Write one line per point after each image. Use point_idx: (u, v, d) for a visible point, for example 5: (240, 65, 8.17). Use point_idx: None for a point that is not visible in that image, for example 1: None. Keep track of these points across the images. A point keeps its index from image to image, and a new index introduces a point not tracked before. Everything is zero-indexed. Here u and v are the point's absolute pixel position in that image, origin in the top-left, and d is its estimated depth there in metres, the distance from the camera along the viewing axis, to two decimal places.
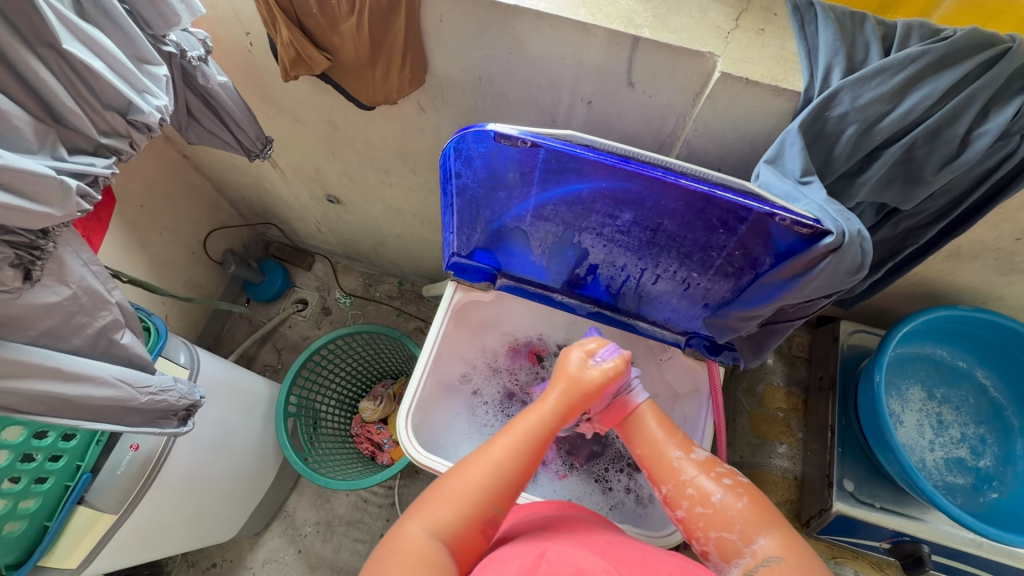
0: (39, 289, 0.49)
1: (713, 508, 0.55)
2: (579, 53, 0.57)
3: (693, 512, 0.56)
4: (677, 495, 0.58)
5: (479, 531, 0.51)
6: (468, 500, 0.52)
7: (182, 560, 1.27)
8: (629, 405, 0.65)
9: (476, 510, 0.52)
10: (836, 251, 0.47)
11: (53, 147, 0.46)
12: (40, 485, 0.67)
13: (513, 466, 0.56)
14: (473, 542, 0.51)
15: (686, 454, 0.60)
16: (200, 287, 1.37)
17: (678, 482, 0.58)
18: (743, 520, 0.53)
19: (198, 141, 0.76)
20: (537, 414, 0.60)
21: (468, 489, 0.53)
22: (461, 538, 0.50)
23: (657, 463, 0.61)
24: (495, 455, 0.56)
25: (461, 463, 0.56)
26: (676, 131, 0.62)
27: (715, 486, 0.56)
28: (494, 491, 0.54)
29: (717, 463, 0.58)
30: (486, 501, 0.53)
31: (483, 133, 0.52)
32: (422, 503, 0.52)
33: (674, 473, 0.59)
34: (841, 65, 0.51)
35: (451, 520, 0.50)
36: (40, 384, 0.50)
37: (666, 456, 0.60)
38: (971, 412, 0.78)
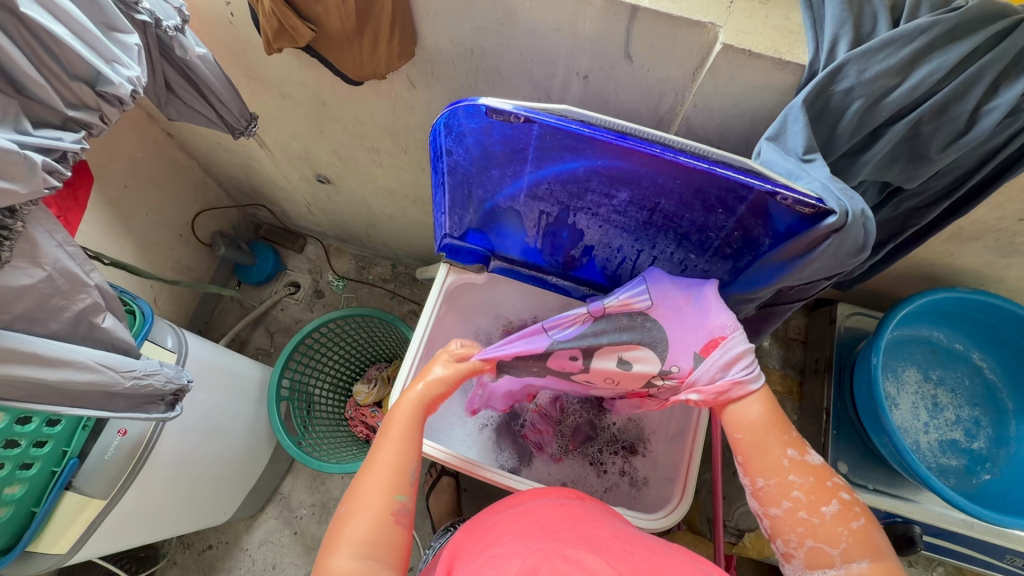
0: (11, 271, 0.47)
1: (820, 519, 0.47)
2: (574, 25, 0.55)
3: (792, 515, 0.49)
4: (779, 492, 0.49)
5: (395, 525, 0.49)
6: (372, 505, 0.50)
7: (177, 543, 1.27)
8: (739, 392, 0.54)
9: (384, 509, 0.50)
10: (839, 232, 0.45)
11: (15, 119, 0.43)
12: (25, 471, 0.65)
13: (405, 456, 0.54)
14: (398, 540, 0.49)
15: (799, 455, 0.51)
16: (188, 269, 1.34)
17: (784, 481, 0.49)
18: (851, 540, 0.46)
19: (179, 117, 0.73)
20: (406, 407, 0.58)
21: (372, 494, 0.50)
22: (382, 540, 0.48)
23: (759, 454, 0.51)
24: (388, 458, 0.54)
25: (357, 480, 0.53)
26: (675, 107, 0.60)
27: (832, 500, 0.48)
28: (389, 484, 0.51)
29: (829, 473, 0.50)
30: (389, 496, 0.50)
31: (474, 108, 0.50)
32: (335, 531, 0.49)
33: (778, 470, 0.50)
34: (848, 36, 0.49)
35: (367, 533, 0.48)
36: (18, 369, 0.49)
37: (772, 447, 0.51)
38: (966, 394, 0.78)
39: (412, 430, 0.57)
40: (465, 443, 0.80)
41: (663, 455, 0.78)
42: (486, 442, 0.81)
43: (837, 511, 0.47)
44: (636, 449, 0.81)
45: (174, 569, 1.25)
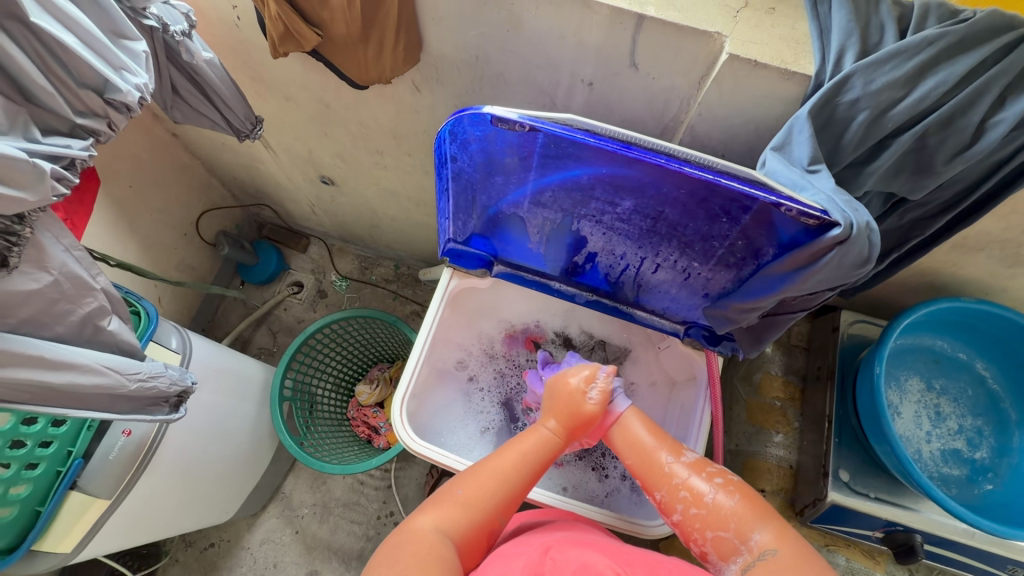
0: (18, 276, 0.47)
1: (707, 508, 0.54)
2: (579, 32, 0.55)
3: (688, 514, 0.56)
4: (671, 500, 0.57)
5: (485, 537, 0.54)
6: (477, 509, 0.55)
7: (179, 540, 1.28)
8: (610, 415, 0.65)
9: (484, 515, 0.55)
10: (843, 244, 0.45)
11: (24, 127, 0.44)
12: (30, 471, 0.66)
13: (523, 478, 0.59)
14: (478, 543, 0.54)
15: (676, 458, 0.60)
16: (192, 269, 1.34)
17: (672, 487, 0.58)
18: (737, 518, 0.52)
19: (184, 120, 0.73)
20: (537, 437, 0.62)
21: (479, 493, 0.56)
22: (470, 540, 0.53)
23: (650, 472, 0.60)
24: (507, 468, 0.59)
25: (472, 470, 0.59)
26: (680, 115, 0.60)
27: (705, 487, 0.56)
28: (497, 497, 0.57)
29: (708, 462, 0.58)
30: (491, 509, 0.56)
31: (479, 116, 0.50)
32: (436, 499, 0.56)
33: (666, 479, 0.58)
34: (855, 47, 0.49)
35: (459, 521, 0.53)
36: (23, 372, 0.49)
37: (656, 461, 0.60)
38: (969, 403, 0.77)
39: (535, 467, 0.60)
40: (465, 447, 0.79)
41: None
42: (488, 445, 0.79)
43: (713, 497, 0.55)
44: None
45: (176, 567, 1.26)
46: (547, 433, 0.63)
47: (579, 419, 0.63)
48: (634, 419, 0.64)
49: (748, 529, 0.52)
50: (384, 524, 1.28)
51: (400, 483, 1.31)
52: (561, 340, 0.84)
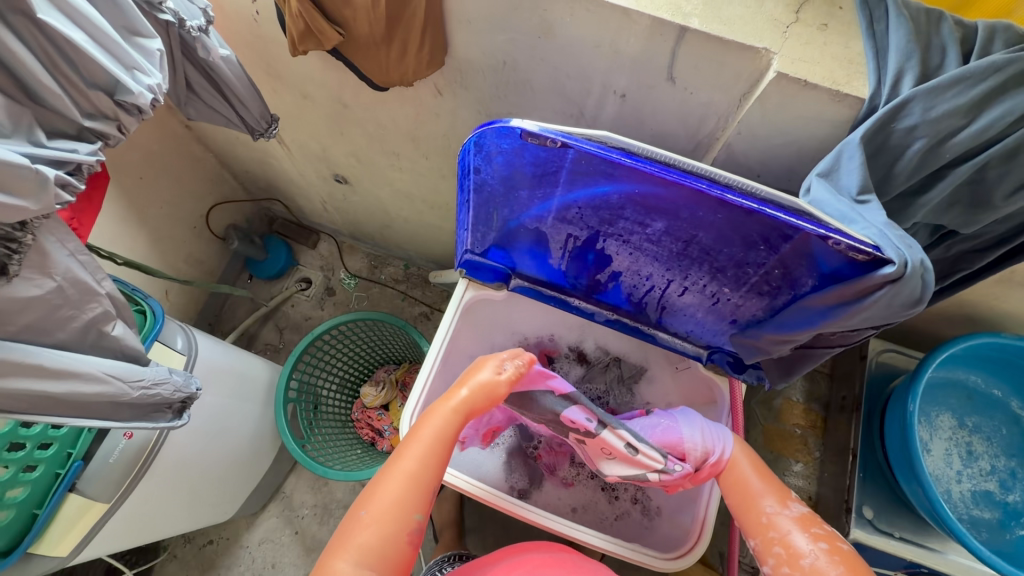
0: (18, 282, 0.45)
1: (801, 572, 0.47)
2: (616, 42, 0.52)
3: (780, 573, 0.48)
4: (764, 551, 0.50)
5: (405, 544, 0.50)
6: (387, 519, 0.50)
7: (178, 536, 1.27)
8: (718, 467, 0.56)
9: (397, 526, 0.50)
10: (896, 283, 0.42)
11: (28, 130, 0.41)
12: (28, 473, 0.64)
13: (430, 469, 0.53)
14: (402, 556, 0.50)
15: (779, 508, 0.51)
16: (201, 262, 1.33)
17: (766, 538, 0.50)
18: None
19: (198, 116, 0.71)
20: (442, 416, 0.56)
21: (388, 508, 0.50)
22: (389, 558, 0.49)
23: (745, 515, 0.53)
24: (410, 465, 0.53)
25: (376, 480, 0.53)
26: (716, 132, 0.56)
27: (805, 548, 0.48)
28: (408, 502, 0.51)
29: (816, 520, 0.50)
30: (405, 513, 0.50)
31: (507, 130, 0.47)
32: (345, 531, 0.50)
33: (762, 528, 0.51)
34: (914, 70, 0.46)
35: (373, 545, 0.48)
36: (22, 382, 0.47)
37: (755, 507, 0.52)
38: (1003, 443, 0.74)
39: (437, 453, 0.54)
40: (474, 463, 0.77)
41: (678, 484, 0.76)
42: (496, 462, 0.78)
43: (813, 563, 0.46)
44: None
45: (174, 562, 1.25)
46: (441, 413, 0.57)
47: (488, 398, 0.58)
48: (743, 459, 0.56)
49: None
50: None
51: None
52: (575, 355, 0.80)
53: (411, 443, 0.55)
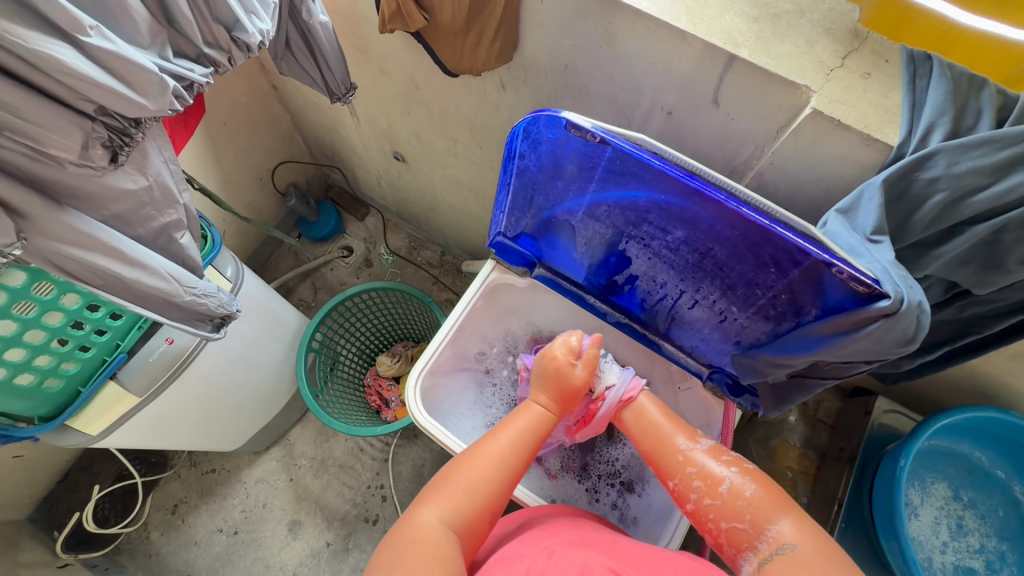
0: (121, 174, 0.52)
1: (721, 498, 0.56)
2: (669, 61, 0.56)
3: (702, 503, 0.57)
4: (685, 488, 0.59)
5: (485, 518, 0.57)
6: (476, 491, 0.57)
7: (185, 459, 1.35)
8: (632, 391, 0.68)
9: (482, 500, 0.57)
10: (889, 317, 0.44)
11: (160, 46, 0.48)
12: (82, 352, 0.72)
13: (516, 457, 0.62)
14: (479, 531, 0.56)
15: (692, 445, 0.61)
16: (259, 212, 1.43)
17: (685, 475, 0.59)
18: (754, 509, 0.53)
19: (288, 72, 0.79)
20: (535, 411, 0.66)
21: (477, 481, 0.58)
22: (472, 527, 0.55)
23: (664, 459, 0.62)
24: (500, 447, 0.62)
25: (468, 452, 0.61)
26: (751, 160, 0.60)
27: (723, 475, 0.57)
28: (496, 482, 0.59)
29: (724, 449, 0.59)
30: (491, 491, 0.58)
31: (555, 119, 0.52)
32: (435, 490, 0.57)
33: (680, 467, 0.60)
34: (944, 127, 0.48)
35: (463, 510, 0.55)
36: (102, 260, 0.53)
37: (672, 448, 0.62)
38: (997, 525, 0.77)
39: (526, 445, 0.63)
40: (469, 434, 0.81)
41: (659, 498, 0.78)
42: None
43: (735, 488, 0.55)
44: (634, 487, 0.81)
45: (176, 482, 1.33)
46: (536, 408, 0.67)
47: (568, 390, 0.67)
48: (652, 404, 0.67)
49: (765, 521, 0.52)
50: (371, 495, 1.31)
51: (396, 459, 1.34)
52: None
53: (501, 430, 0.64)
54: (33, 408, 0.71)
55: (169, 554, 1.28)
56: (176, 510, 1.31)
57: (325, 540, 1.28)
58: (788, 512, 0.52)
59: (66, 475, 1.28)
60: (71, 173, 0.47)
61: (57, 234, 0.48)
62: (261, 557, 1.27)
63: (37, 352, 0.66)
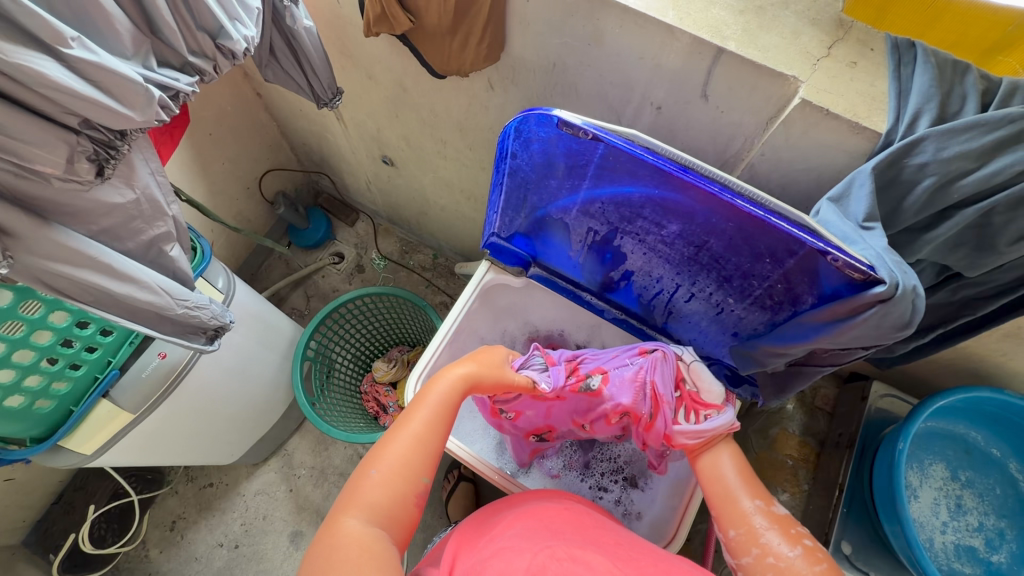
0: (108, 188, 0.51)
1: (784, 564, 0.49)
2: (657, 56, 0.56)
3: (761, 561, 0.50)
4: (744, 543, 0.52)
5: (412, 504, 0.52)
6: (397, 480, 0.52)
7: (182, 474, 1.33)
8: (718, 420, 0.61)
9: (406, 486, 0.52)
10: (885, 303, 0.45)
11: (144, 56, 0.47)
12: (73, 371, 0.71)
13: (435, 436, 0.56)
14: (406, 517, 0.51)
15: (762, 506, 0.54)
16: (248, 221, 1.42)
17: (749, 531, 0.52)
18: None
19: (273, 79, 0.78)
20: (450, 381, 0.60)
21: (396, 467, 0.52)
22: (396, 514, 0.50)
23: (727, 509, 0.55)
24: (416, 430, 0.56)
25: (384, 442, 0.55)
26: (742, 152, 0.60)
27: (788, 544, 0.50)
28: (416, 464, 0.53)
29: (797, 520, 0.51)
30: (411, 475, 0.52)
31: (547, 118, 0.52)
32: (351, 490, 0.51)
33: (745, 521, 0.53)
34: (931, 112, 0.49)
35: (382, 502, 0.50)
36: (92, 276, 0.52)
37: (739, 501, 0.55)
38: (995, 503, 0.79)
39: (443, 420, 0.57)
40: (470, 438, 0.82)
41: (662, 493, 0.78)
42: (489, 441, 0.82)
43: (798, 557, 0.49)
44: (637, 482, 0.81)
45: (174, 497, 1.31)
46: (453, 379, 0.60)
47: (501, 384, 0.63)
48: (728, 449, 0.59)
49: None
50: None
51: None
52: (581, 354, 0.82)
53: (417, 409, 0.58)
54: (25, 430, 0.70)
55: (169, 571, 1.26)
56: (175, 527, 1.29)
57: None
58: None
59: (61, 496, 1.26)
60: (56, 189, 0.46)
61: (46, 252, 0.47)
62: (264, 570, 1.25)
63: (27, 371, 0.64)
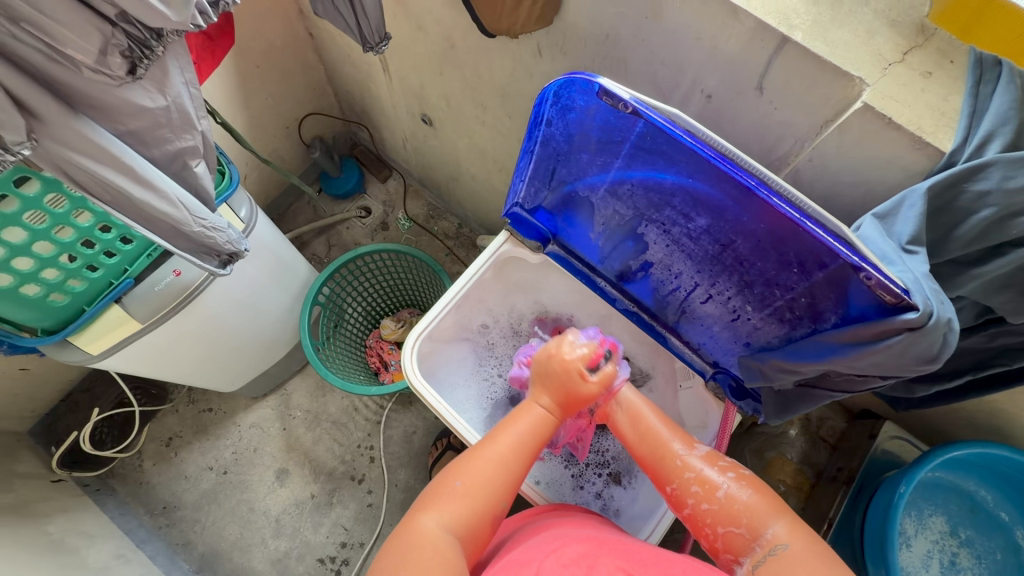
0: (139, 90, 0.51)
1: (719, 503, 0.55)
2: (716, 38, 0.53)
3: (699, 508, 0.56)
4: (682, 493, 0.58)
5: (487, 524, 0.56)
6: (478, 496, 0.56)
7: (184, 395, 1.37)
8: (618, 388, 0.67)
9: (484, 504, 0.56)
10: (914, 331, 0.42)
11: None
12: (90, 272, 0.72)
13: (517, 463, 0.59)
14: (481, 533, 0.56)
15: (689, 450, 0.60)
16: (282, 160, 1.43)
17: (683, 480, 0.58)
18: (750, 513, 0.53)
19: (323, 14, 0.77)
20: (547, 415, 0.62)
21: (479, 484, 0.57)
22: (474, 530, 0.55)
23: (661, 463, 0.60)
24: (503, 451, 0.59)
25: (470, 455, 0.59)
26: (789, 155, 0.56)
27: (721, 480, 0.56)
28: (498, 488, 0.57)
29: (719, 456, 0.59)
30: (492, 498, 0.57)
31: (589, 85, 0.50)
32: (433, 495, 0.56)
33: (677, 471, 0.59)
34: (1004, 138, 0.45)
35: (462, 513, 0.54)
36: (111, 175, 0.52)
37: (669, 453, 0.60)
38: (992, 566, 0.76)
39: (529, 448, 0.61)
40: (460, 405, 0.80)
41: (643, 493, 0.78)
42: (480, 413, 0.80)
43: (730, 492, 0.55)
44: (620, 479, 0.80)
45: (173, 416, 1.36)
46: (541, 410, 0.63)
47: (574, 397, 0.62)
48: (644, 405, 0.64)
49: (761, 524, 0.53)
50: (360, 454, 1.32)
51: (389, 423, 1.34)
52: None
53: (508, 427, 0.62)
54: (38, 320, 0.72)
55: (159, 484, 1.31)
56: (171, 443, 1.34)
57: (309, 492, 1.29)
58: (780, 514, 0.53)
59: (69, 395, 1.31)
60: (86, 79, 0.47)
61: (71, 142, 0.48)
62: (247, 500, 1.29)
63: (45, 264, 0.66)
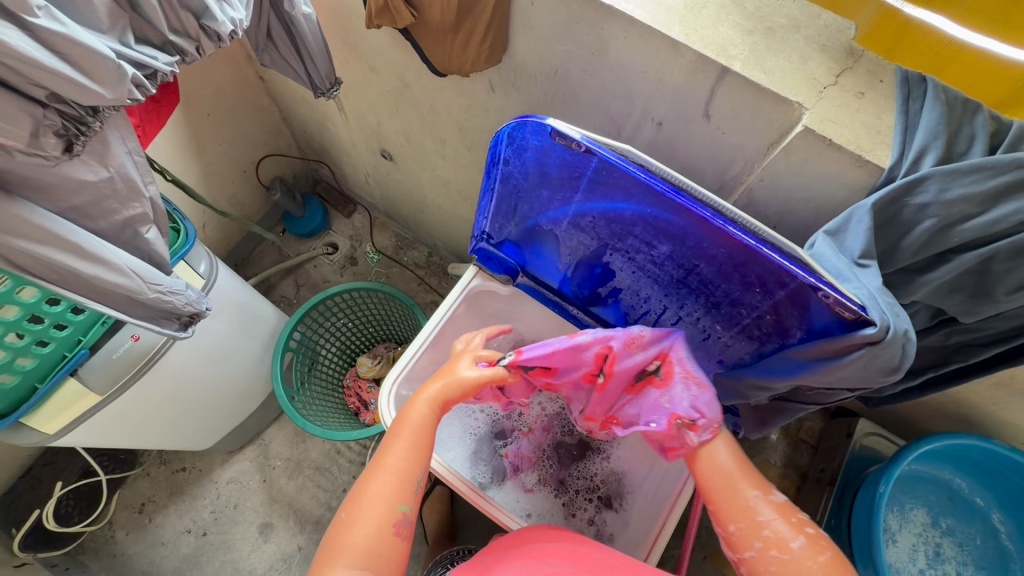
0: (78, 165, 0.50)
1: (791, 557, 0.49)
2: (661, 71, 0.54)
3: (763, 556, 0.50)
4: (750, 536, 0.51)
5: (394, 537, 0.54)
6: (374, 516, 0.54)
7: (156, 456, 1.31)
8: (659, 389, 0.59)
9: (387, 522, 0.54)
10: (875, 346, 0.44)
11: (121, 32, 0.46)
12: (40, 347, 0.68)
13: (395, 463, 0.57)
14: (394, 551, 0.54)
15: (763, 495, 0.53)
16: (242, 205, 1.40)
17: (755, 524, 0.51)
18: (825, 574, 0.47)
19: (271, 65, 0.77)
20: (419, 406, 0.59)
21: (377, 506, 0.54)
22: (384, 554, 0.53)
23: (728, 501, 0.53)
24: (393, 464, 0.57)
25: (363, 479, 0.57)
26: (741, 176, 0.58)
27: (794, 534, 0.50)
28: (394, 495, 0.55)
29: (797, 509, 0.52)
30: (389, 507, 0.54)
31: (540, 126, 0.50)
32: (336, 532, 0.54)
33: (748, 514, 0.52)
34: (937, 151, 0.48)
35: (370, 544, 0.53)
36: (55, 254, 0.50)
37: (739, 493, 0.53)
38: (974, 553, 0.80)
39: (421, 448, 0.59)
40: (444, 444, 0.79)
41: (635, 516, 0.76)
42: (464, 449, 0.79)
43: (806, 550, 0.49)
44: (611, 503, 0.78)
45: (145, 480, 1.29)
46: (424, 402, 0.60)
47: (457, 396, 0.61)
48: (721, 441, 0.55)
49: None
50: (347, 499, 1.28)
51: None
52: None
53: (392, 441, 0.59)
54: None
55: (134, 554, 1.24)
56: (144, 509, 1.27)
57: (296, 544, 1.25)
58: None
59: (29, 470, 1.24)
60: (20, 163, 0.45)
61: (9, 227, 0.47)
62: (230, 560, 1.23)
63: None
